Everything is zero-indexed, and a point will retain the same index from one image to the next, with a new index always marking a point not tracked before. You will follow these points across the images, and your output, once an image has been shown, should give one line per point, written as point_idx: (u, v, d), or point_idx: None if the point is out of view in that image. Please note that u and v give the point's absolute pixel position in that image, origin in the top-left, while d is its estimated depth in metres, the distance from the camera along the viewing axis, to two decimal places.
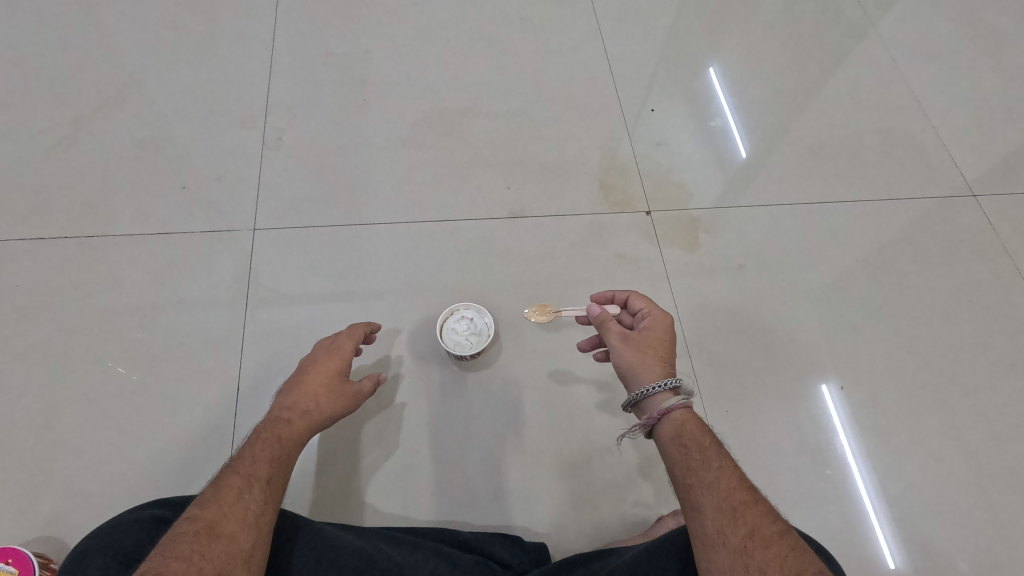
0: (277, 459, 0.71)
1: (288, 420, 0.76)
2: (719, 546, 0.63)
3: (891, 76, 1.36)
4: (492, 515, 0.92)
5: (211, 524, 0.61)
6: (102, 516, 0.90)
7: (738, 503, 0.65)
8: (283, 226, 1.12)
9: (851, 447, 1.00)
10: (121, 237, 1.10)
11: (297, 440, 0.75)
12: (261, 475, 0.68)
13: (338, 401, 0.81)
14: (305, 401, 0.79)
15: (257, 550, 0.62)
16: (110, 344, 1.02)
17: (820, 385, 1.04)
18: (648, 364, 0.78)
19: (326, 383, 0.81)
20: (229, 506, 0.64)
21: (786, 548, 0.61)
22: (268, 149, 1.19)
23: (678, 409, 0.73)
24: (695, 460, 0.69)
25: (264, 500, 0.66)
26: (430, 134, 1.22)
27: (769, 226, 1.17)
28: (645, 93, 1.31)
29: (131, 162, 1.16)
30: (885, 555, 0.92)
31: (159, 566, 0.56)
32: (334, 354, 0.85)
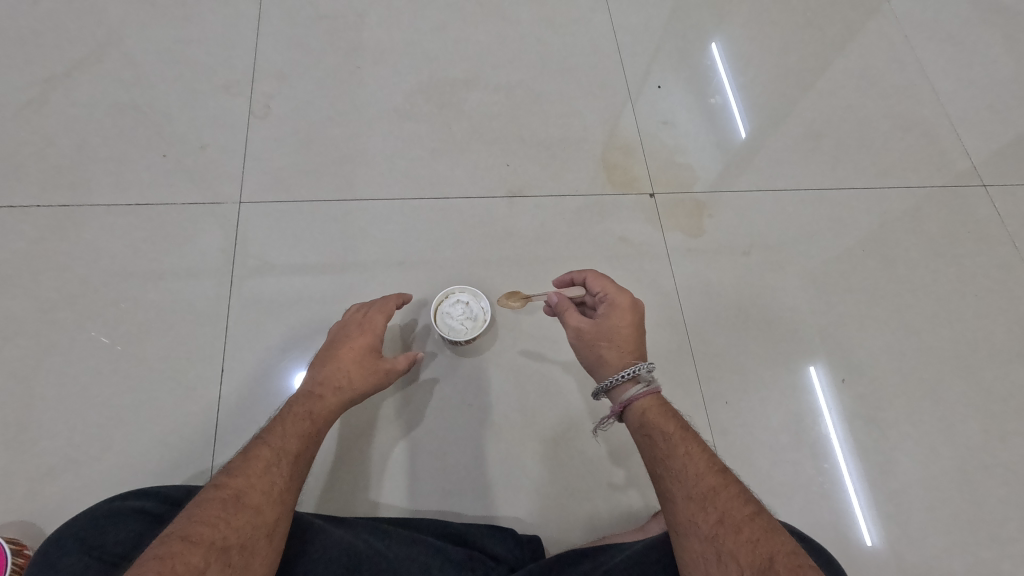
0: (307, 436, 0.72)
1: (320, 396, 0.76)
2: (691, 534, 0.63)
3: (905, 57, 1.31)
4: (484, 504, 0.88)
5: (237, 493, 0.62)
6: (80, 500, 0.86)
7: (708, 487, 0.64)
8: (270, 199, 1.07)
9: (836, 430, 0.99)
10: (98, 207, 1.04)
11: (329, 417, 0.75)
12: (291, 451, 0.69)
13: (370, 379, 0.80)
14: (338, 376, 0.78)
15: (280, 525, 0.63)
16: (88, 320, 0.97)
17: (809, 367, 1.03)
18: (603, 357, 0.78)
19: (358, 359, 0.80)
20: (256, 477, 0.64)
21: (758, 531, 0.60)
22: (254, 116, 1.13)
23: (640, 398, 0.74)
24: (662, 449, 0.70)
25: (290, 476, 0.67)
26: (426, 105, 1.16)
27: (775, 212, 1.14)
28: (651, 68, 1.26)
29: (110, 128, 1.10)
30: (864, 536, 0.93)
31: (186, 529, 0.57)
32: (367, 328, 0.83)
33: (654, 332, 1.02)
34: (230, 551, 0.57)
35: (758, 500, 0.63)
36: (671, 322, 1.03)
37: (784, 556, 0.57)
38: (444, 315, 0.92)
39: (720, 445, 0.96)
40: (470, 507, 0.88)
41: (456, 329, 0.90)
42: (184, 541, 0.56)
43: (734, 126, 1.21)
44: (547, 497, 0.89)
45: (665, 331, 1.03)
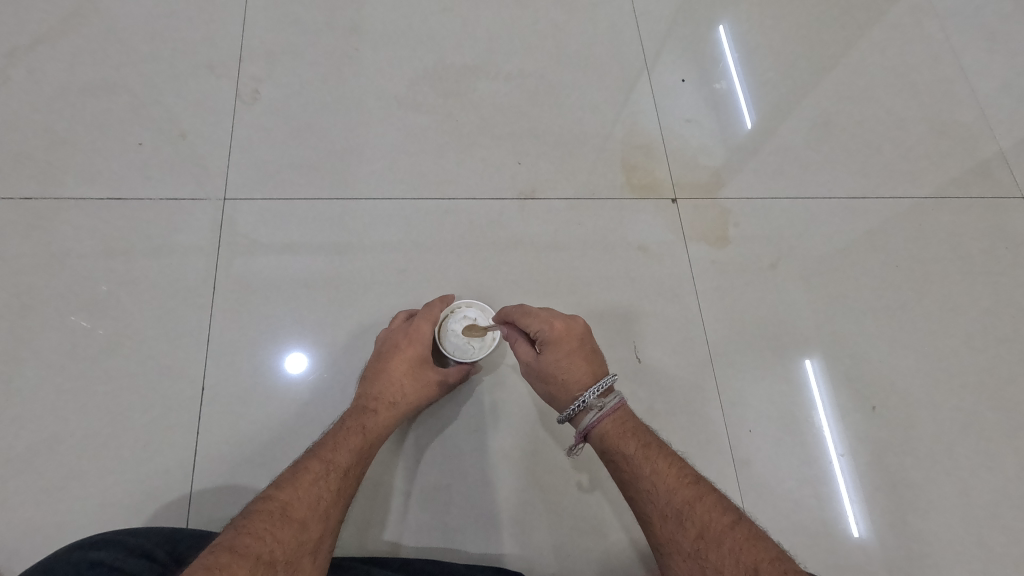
0: (357, 451, 0.73)
1: (374, 410, 0.78)
2: (675, 554, 0.62)
3: (945, 53, 1.22)
4: (487, 540, 0.82)
5: (285, 506, 0.62)
6: (44, 527, 0.79)
7: (683, 503, 0.64)
8: (258, 195, 0.97)
9: (828, 422, 0.93)
10: (67, 200, 0.95)
11: (380, 433, 0.77)
12: (341, 464, 0.70)
13: (421, 390, 0.82)
14: (391, 390, 0.80)
15: (322, 542, 0.64)
16: (55, 327, 0.88)
17: (803, 360, 0.97)
18: (554, 390, 0.76)
19: (410, 372, 0.81)
20: (303, 490, 0.65)
21: (741, 541, 0.59)
22: (241, 101, 1.03)
23: (596, 425, 0.72)
24: (629, 470, 0.68)
25: (337, 492, 0.68)
26: (430, 94, 1.07)
27: (804, 222, 1.06)
28: (675, 59, 1.16)
29: (80, 111, 1.00)
30: (850, 524, 0.88)
31: (234, 540, 0.57)
32: (415, 339, 0.81)
33: (672, 351, 0.95)
34: (275, 566, 0.57)
35: (735, 507, 0.63)
36: (691, 341, 0.96)
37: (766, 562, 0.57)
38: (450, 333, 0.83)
39: (741, 476, 0.89)
40: (471, 543, 0.81)
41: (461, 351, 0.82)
42: (232, 553, 0.55)
43: (738, 116, 1.13)
44: (555, 532, 0.83)
45: (684, 351, 0.96)
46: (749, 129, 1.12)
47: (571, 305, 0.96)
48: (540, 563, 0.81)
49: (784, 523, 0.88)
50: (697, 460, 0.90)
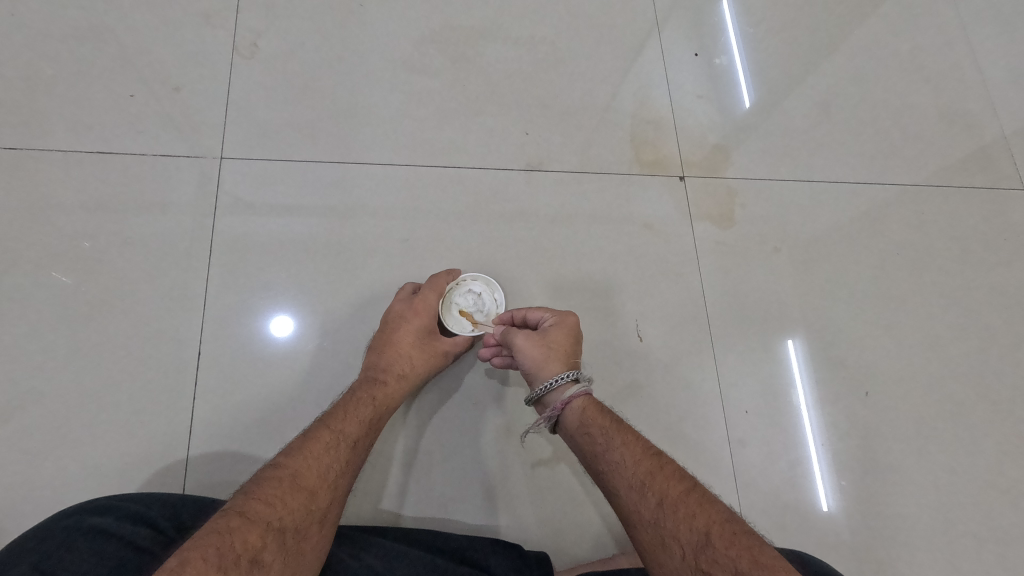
0: (367, 424, 0.73)
1: (384, 382, 0.77)
2: (638, 524, 0.62)
3: (959, 38, 1.20)
4: (484, 512, 0.82)
5: (295, 473, 0.62)
6: (37, 489, 0.78)
7: (646, 473, 0.64)
8: (257, 155, 0.94)
9: (807, 400, 0.95)
10: (55, 152, 0.90)
11: (389, 405, 0.77)
12: (350, 435, 0.70)
13: (430, 361, 0.81)
14: (400, 361, 0.79)
15: (330, 511, 0.63)
16: (44, 285, 0.85)
17: (787, 340, 0.98)
18: (543, 358, 0.74)
19: (417, 343, 0.81)
20: (314, 459, 0.64)
21: (694, 505, 0.59)
22: (239, 55, 0.98)
23: (580, 397, 0.72)
24: (600, 443, 0.68)
25: (346, 462, 0.67)
26: (437, 56, 1.03)
27: (809, 205, 1.06)
28: (690, 32, 1.13)
29: (67, 57, 0.94)
30: (820, 498, 0.90)
31: (243, 505, 0.56)
32: (419, 311, 0.81)
33: (674, 332, 0.96)
34: (285, 533, 0.57)
35: (692, 475, 0.63)
36: (694, 321, 0.97)
37: (717, 526, 0.57)
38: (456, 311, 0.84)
39: (733, 456, 0.91)
40: (467, 514, 0.82)
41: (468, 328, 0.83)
42: (242, 517, 0.55)
43: (738, 94, 1.10)
44: (552, 507, 0.84)
45: (685, 331, 0.96)
46: (750, 108, 1.10)
47: (575, 281, 0.95)
48: (534, 535, 0.82)
49: (773, 502, 0.90)
50: (692, 440, 0.91)
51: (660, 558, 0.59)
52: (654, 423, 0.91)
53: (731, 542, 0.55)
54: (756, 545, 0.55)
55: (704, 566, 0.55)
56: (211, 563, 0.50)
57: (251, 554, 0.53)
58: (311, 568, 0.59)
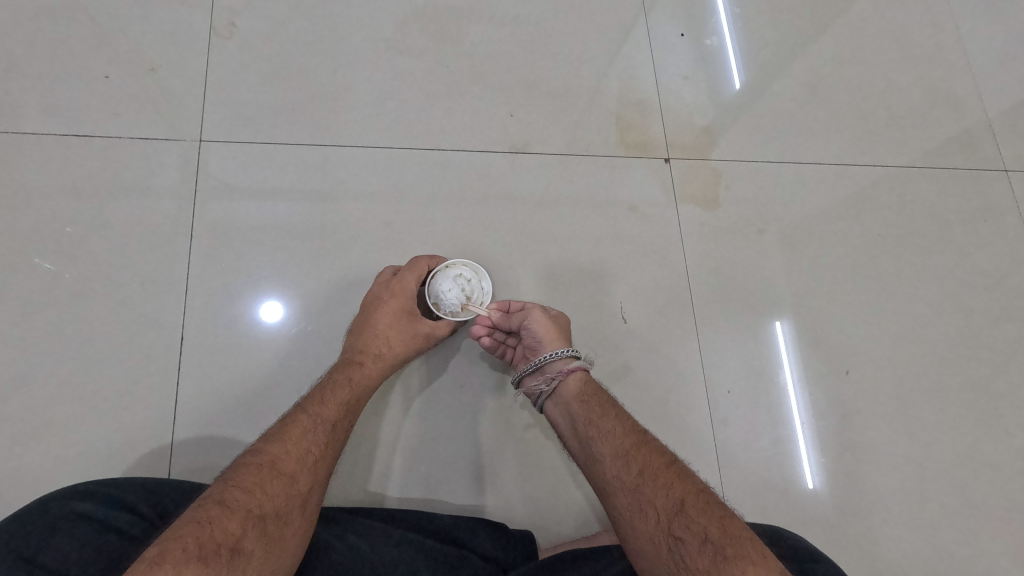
0: (346, 407, 0.73)
1: (360, 363, 0.77)
2: (617, 491, 0.64)
3: (944, 19, 1.20)
4: (471, 492, 0.83)
5: (273, 460, 0.62)
6: (21, 475, 0.77)
7: (632, 444, 0.66)
8: (238, 138, 0.92)
9: (791, 380, 0.96)
10: (28, 135, 0.88)
11: (367, 387, 0.77)
12: (328, 418, 0.70)
13: (409, 343, 0.80)
14: (376, 343, 0.79)
15: (311, 495, 0.64)
16: (21, 272, 0.84)
17: (773, 322, 0.99)
18: (551, 331, 0.77)
19: (394, 324, 0.80)
20: (292, 444, 0.65)
21: (673, 476, 0.61)
22: (217, 35, 0.96)
23: (579, 371, 0.75)
24: (593, 414, 0.70)
25: (325, 445, 0.68)
26: (420, 36, 1.01)
27: (794, 187, 1.06)
28: (676, 12, 1.12)
29: (38, 37, 0.92)
30: (803, 475, 0.92)
31: (222, 494, 0.57)
32: (400, 291, 0.81)
33: (658, 313, 0.96)
34: (265, 519, 0.57)
35: (672, 450, 0.65)
36: (678, 302, 0.97)
37: (691, 497, 0.59)
38: (442, 288, 0.82)
39: (716, 435, 0.92)
40: (455, 496, 0.83)
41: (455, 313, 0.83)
42: (221, 506, 0.56)
43: (727, 74, 1.10)
44: (538, 486, 0.85)
45: (669, 313, 0.97)
46: (738, 89, 1.10)
47: (560, 265, 0.95)
48: (520, 515, 0.83)
49: (755, 479, 0.92)
50: (676, 420, 0.92)
51: (636, 523, 0.61)
52: (638, 404, 0.92)
53: (704, 511, 0.58)
54: (726, 515, 0.58)
55: (677, 532, 0.57)
56: (190, 553, 0.50)
57: (231, 542, 0.54)
58: (295, 551, 0.60)
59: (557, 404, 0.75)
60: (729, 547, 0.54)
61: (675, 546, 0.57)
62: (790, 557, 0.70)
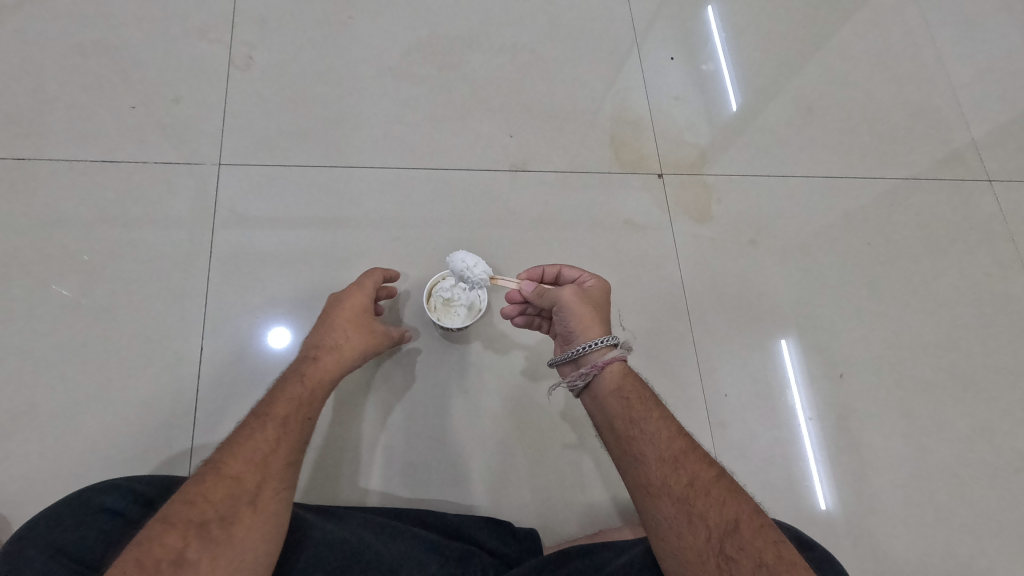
0: (299, 400, 0.69)
1: (314, 357, 0.72)
2: (663, 496, 0.64)
3: (923, 39, 1.26)
4: (478, 494, 0.87)
5: (218, 467, 0.62)
6: (46, 482, 0.81)
7: (680, 452, 0.66)
8: (254, 162, 0.98)
9: (800, 400, 0.98)
10: (60, 161, 0.95)
11: (324, 379, 0.72)
12: (278, 415, 0.67)
13: (366, 336, 0.75)
14: (329, 336, 0.74)
15: (262, 492, 0.62)
16: (51, 289, 0.89)
17: (781, 340, 1.02)
18: (586, 319, 0.74)
19: (350, 319, 0.75)
20: (239, 448, 0.64)
21: (724, 492, 0.63)
22: (235, 66, 1.03)
23: (616, 362, 0.72)
24: (637, 412, 0.69)
25: (276, 442, 0.66)
26: (425, 65, 1.08)
27: (784, 199, 1.11)
28: (665, 37, 1.19)
29: (70, 72, 0.99)
30: (818, 498, 0.94)
31: (167, 509, 0.58)
32: (356, 288, 0.77)
33: (655, 321, 1.00)
34: (205, 528, 0.57)
35: (720, 464, 0.67)
36: (674, 310, 1.01)
37: (746, 516, 0.62)
38: (472, 268, 0.81)
39: (716, 437, 0.95)
40: (462, 497, 0.86)
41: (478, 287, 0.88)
42: (162, 521, 0.57)
43: (717, 95, 1.16)
44: (542, 488, 0.88)
45: (667, 320, 1.00)
46: (734, 110, 1.15)
47: None
48: (525, 515, 0.86)
49: (754, 480, 0.94)
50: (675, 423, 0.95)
51: (683, 533, 0.62)
52: None
53: (758, 534, 0.60)
54: (778, 539, 0.61)
55: (729, 551, 0.60)
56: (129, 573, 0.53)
57: (172, 557, 0.55)
58: (256, 548, 0.58)
59: (594, 398, 0.74)
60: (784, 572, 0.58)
61: (726, 564, 0.59)
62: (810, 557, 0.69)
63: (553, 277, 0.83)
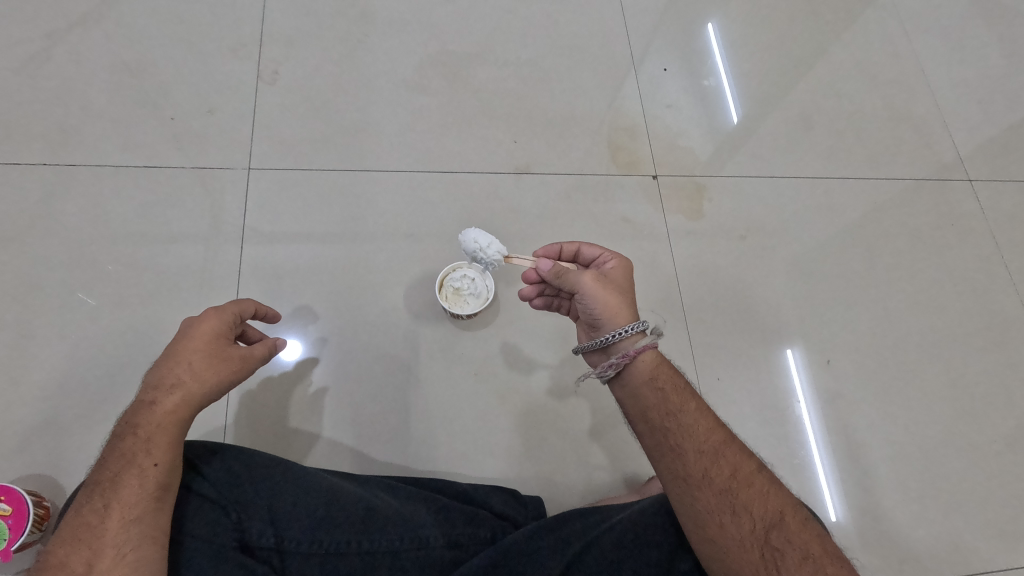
0: (132, 453, 0.60)
1: (151, 402, 0.63)
2: (704, 487, 0.63)
3: (903, 49, 1.34)
4: (487, 468, 0.94)
5: (49, 551, 0.56)
6: (94, 456, 0.88)
7: (720, 443, 0.66)
8: (279, 167, 1.07)
9: (806, 409, 1.04)
10: (107, 167, 1.04)
11: (165, 421, 0.62)
12: (111, 477, 0.60)
13: (221, 367, 0.66)
14: (169, 373, 0.64)
15: (94, 568, 0.55)
16: (96, 281, 0.98)
17: (786, 350, 1.07)
18: (614, 306, 0.74)
19: (203, 352, 0.66)
20: (70, 525, 0.58)
21: (766, 485, 0.64)
22: (262, 80, 1.12)
23: (648, 350, 0.71)
24: (673, 403, 0.68)
25: (107, 508, 0.58)
26: (435, 78, 1.17)
27: (772, 198, 1.18)
28: (658, 50, 1.27)
29: (114, 88, 1.09)
30: (828, 509, 0.97)
31: None
32: (210, 314, 0.69)
33: (652, 310, 1.07)
34: None
35: (757, 456, 0.67)
36: (669, 301, 1.08)
37: (789, 509, 0.63)
38: (483, 244, 0.88)
39: None
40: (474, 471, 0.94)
41: (486, 270, 0.94)
42: None
43: (707, 103, 1.24)
44: (546, 464, 0.96)
45: (662, 309, 1.07)
46: (728, 118, 1.23)
47: None
48: (530, 486, 0.94)
49: None
50: None
51: (726, 524, 0.62)
52: None
53: (802, 527, 0.62)
54: (818, 532, 0.62)
55: (775, 541, 0.60)
56: None
57: None
58: None
59: (624, 388, 0.72)
60: (829, 562, 0.59)
61: (771, 554, 0.60)
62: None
63: (571, 255, 0.86)
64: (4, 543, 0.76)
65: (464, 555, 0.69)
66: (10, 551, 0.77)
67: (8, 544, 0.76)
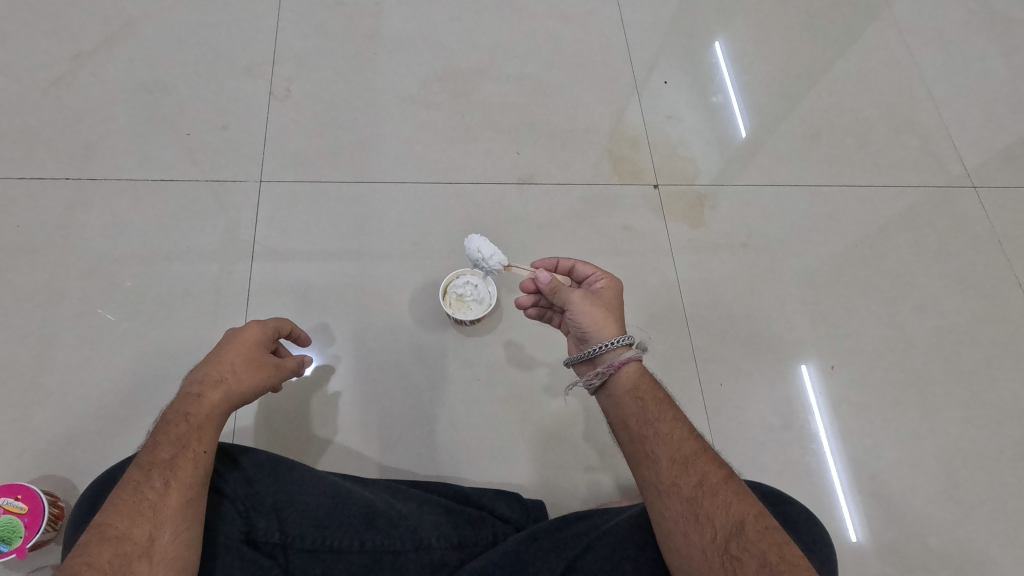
0: (186, 437, 0.63)
1: (199, 394, 0.66)
2: (673, 495, 0.63)
3: (903, 59, 1.35)
4: (489, 472, 0.95)
5: (103, 525, 0.57)
6: (108, 458, 0.91)
7: (691, 452, 0.65)
8: (289, 180, 1.11)
9: (824, 426, 1.02)
10: (125, 181, 1.08)
11: (213, 412, 0.66)
12: (164, 458, 0.62)
13: (259, 373, 0.71)
14: (218, 369, 0.68)
15: (157, 540, 0.57)
16: (113, 290, 1.01)
17: (802, 366, 1.07)
18: (601, 320, 0.75)
19: (245, 357, 0.71)
20: (125, 503, 0.59)
21: (731, 494, 0.62)
22: (275, 97, 1.16)
23: (632, 362, 0.72)
24: (651, 412, 0.68)
25: (166, 486, 0.60)
26: (441, 93, 1.20)
27: (773, 205, 1.19)
28: (659, 63, 1.30)
29: (134, 106, 1.14)
30: (848, 530, 0.96)
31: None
32: (254, 324, 0.74)
33: (653, 317, 1.07)
34: None
35: (731, 466, 0.65)
36: (670, 307, 1.09)
37: (752, 517, 0.60)
38: (486, 250, 0.89)
39: (713, 422, 1.00)
40: (476, 475, 0.94)
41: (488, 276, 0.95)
42: None
43: (708, 114, 1.26)
44: (548, 469, 0.96)
45: (664, 315, 1.08)
46: (727, 128, 1.25)
47: None
48: (531, 490, 0.94)
49: (750, 463, 0.99)
50: None
51: (690, 531, 0.61)
52: None
53: (763, 535, 0.59)
54: (783, 541, 0.59)
55: (735, 550, 0.59)
56: None
57: None
58: None
59: (609, 398, 0.73)
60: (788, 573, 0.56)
61: (730, 563, 0.58)
62: (794, 524, 0.72)
63: (567, 270, 0.87)
64: (20, 540, 0.79)
65: (468, 555, 0.70)
66: (25, 548, 0.80)
67: (23, 541, 0.79)
